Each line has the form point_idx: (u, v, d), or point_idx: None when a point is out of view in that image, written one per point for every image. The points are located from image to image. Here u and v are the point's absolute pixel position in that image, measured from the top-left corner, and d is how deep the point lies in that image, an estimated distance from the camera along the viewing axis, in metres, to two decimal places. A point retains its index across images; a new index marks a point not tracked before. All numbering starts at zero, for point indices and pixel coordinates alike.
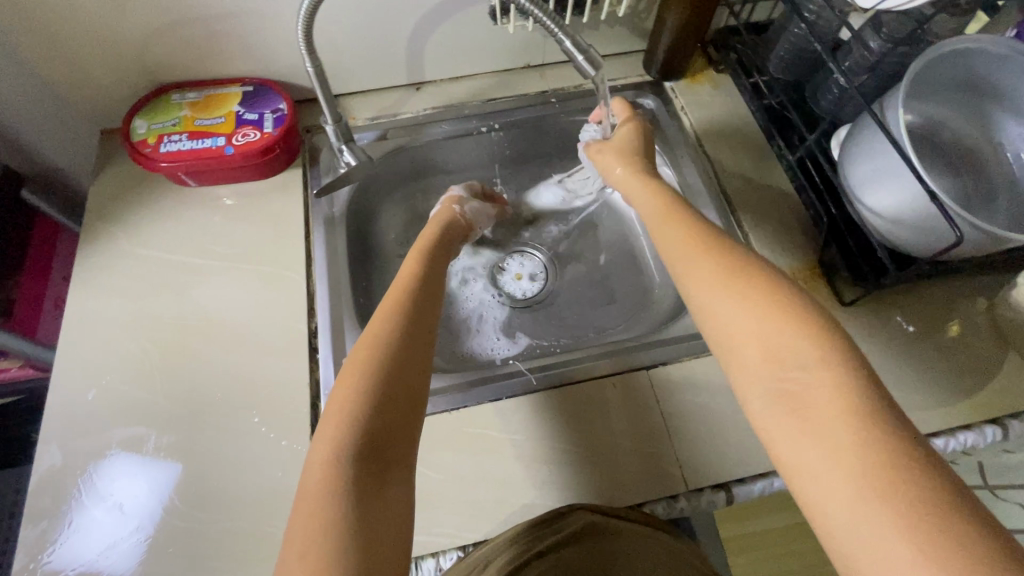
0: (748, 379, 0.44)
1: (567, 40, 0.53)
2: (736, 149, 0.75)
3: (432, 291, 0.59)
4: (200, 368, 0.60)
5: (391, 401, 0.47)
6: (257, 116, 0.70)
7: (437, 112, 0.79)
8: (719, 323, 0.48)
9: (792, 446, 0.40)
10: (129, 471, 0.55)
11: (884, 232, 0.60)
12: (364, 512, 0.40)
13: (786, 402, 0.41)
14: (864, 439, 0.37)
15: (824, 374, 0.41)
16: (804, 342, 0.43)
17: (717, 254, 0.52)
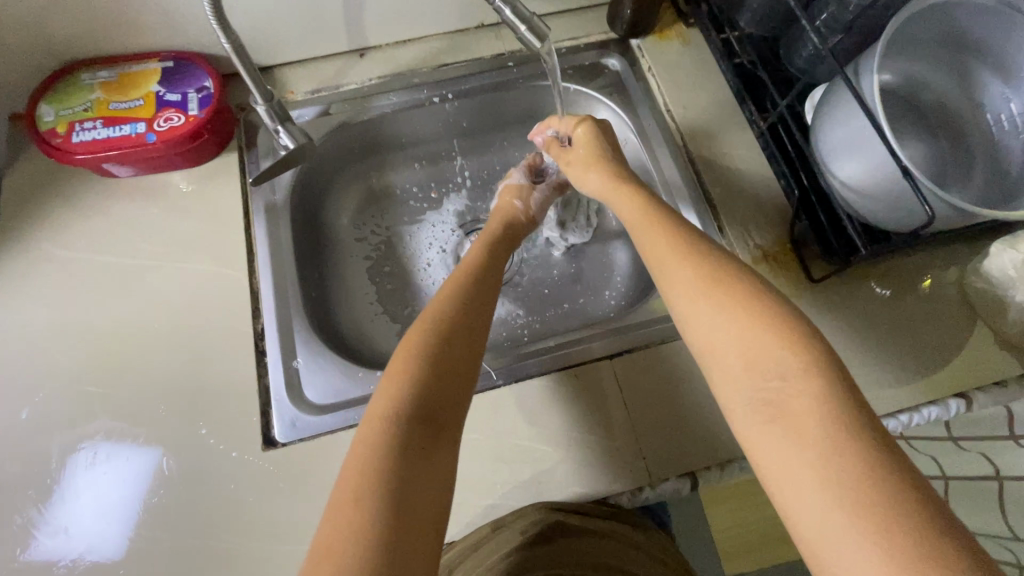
0: (729, 387, 0.43)
1: (507, 9, 0.48)
2: (707, 112, 0.70)
3: (493, 279, 0.60)
4: (141, 379, 0.57)
5: (448, 381, 0.49)
6: (180, 97, 0.63)
7: (385, 82, 0.73)
8: (699, 329, 0.46)
9: (772, 454, 0.39)
10: (107, 458, 0.54)
11: (856, 205, 0.57)
12: (409, 479, 0.42)
13: (766, 411, 0.40)
14: (846, 452, 0.36)
15: (807, 386, 0.40)
16: (783, 351, 0.41)
17: (698, 260, 0.49)
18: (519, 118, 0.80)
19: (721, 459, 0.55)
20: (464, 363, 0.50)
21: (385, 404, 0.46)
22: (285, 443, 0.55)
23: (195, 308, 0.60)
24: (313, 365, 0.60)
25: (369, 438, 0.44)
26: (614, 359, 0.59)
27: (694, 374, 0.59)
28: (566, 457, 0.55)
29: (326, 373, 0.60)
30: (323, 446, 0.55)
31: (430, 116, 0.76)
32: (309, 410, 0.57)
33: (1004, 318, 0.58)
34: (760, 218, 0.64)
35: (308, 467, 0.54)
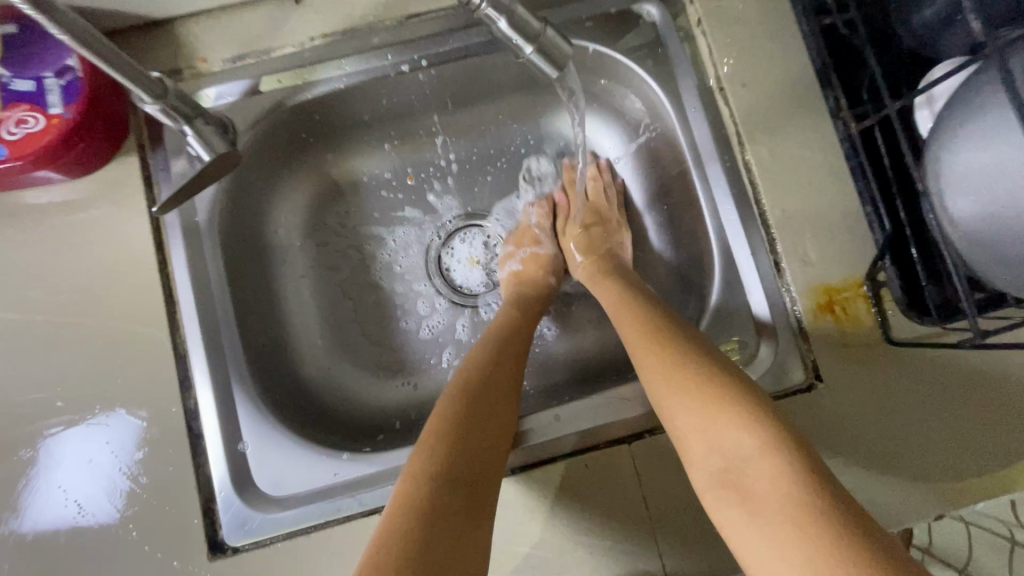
0: (701, 476, 0.40)
1: (504, 25, 0.35)
2: (775, 96, 0.51)
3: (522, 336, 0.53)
4: (48, 474, 0.46)
5: (481, 456, 0.42)
6: (34, 85, 0.45)
7: (330, 43, 0.53)
8: (669, 414, 0.43)
9: (752, 549, 0.36)
10: (89, 428, 0.47)
11: (979, 266, 0.40)
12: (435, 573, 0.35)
13: (736, 494, 0.37)
14: (826, 532, 0.33)
15: (768, 464, 0.37)
16: (743, 432, 0.38)
17: (663, 338, 0.46)
18: (518, 86, 0.60)
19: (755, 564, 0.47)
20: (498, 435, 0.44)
21: (412, 482, 0.39)
22: (235, 549, 0.46)
23: (105, 379, 0.48)
24: (265, 446, 0.49)
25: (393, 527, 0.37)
26: (631, 444, 0.49)
27: None
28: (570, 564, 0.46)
29: (281, 455, 0.49)
30: (279, 554, 0.46)
31: (398, 89, 0.56)
32: (263, 506, 0.47)
33: None
34: (831, 255, 0.49)
35: None
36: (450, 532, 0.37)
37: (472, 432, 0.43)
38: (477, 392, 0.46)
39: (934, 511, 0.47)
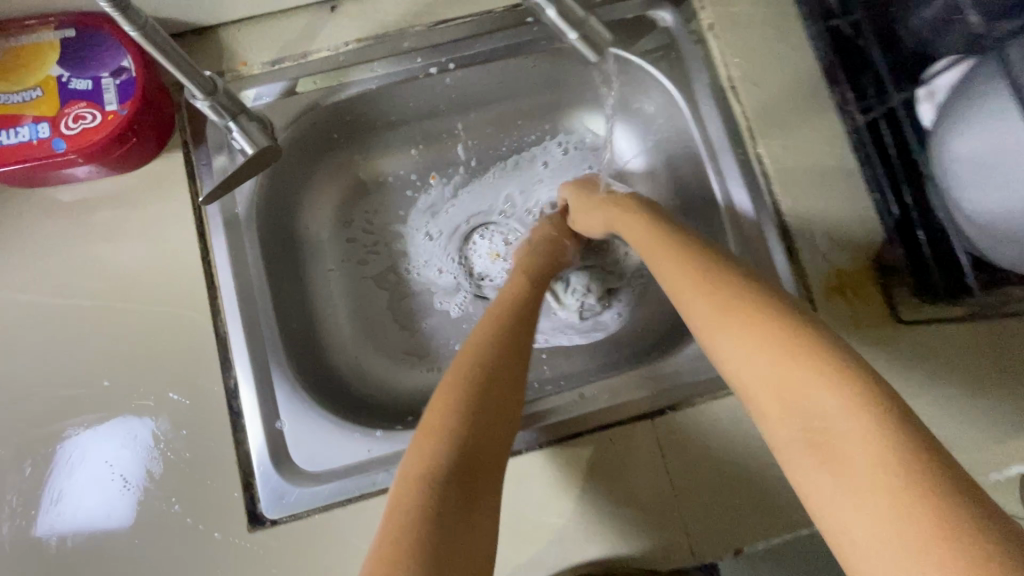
0: (776, 432, 0.35)
1: (552, 10, 0.47)
2: (788, 90, 0.54)
3: (535, 306, 0.53)
4: (95, 449, 0.48)
5: (491, 430, 0.43)
6: (91, 83, 0.47)
7: (364, 47, 0.56)
8: (738, 370, 0.37)
9: (837, 512, 0.31)
10: (107, 435, 0.49)
11: (975, 242, 0.44)
12: (452, 547, 0.36)
13: (816, 453, 0.32)
14: (921, 498, 0.28)
15: (855, 420, 0.31)
16: (826, 384, 0.33)
17: (721, 284, 0.41)
18: (539, 86, 0.63)
19: (771, 533, 0.49)
20: (509, 407, 0.45)
21: (419, 460, 0.40)
22: (273, 521, 0.48)
23: (150, 360, 0.50)
24: (302, 424, 0.51)
25: (403, 504, 0.37)
26: (653, 419, 0.51)
27: (746, 436, 0.50)
28: (594, 534, 0.48)
29: (316, 434, 0.51)
30: (317, 527, 0.48)
31: (426, 90, 0.59)
32: (299, 480, 0.49)
33: None
34: (842, 239, 0.51)
35: (299, 552, 0.47)
36: (459, 505, 0.38)
37: (483, 404, 0.43)
38: (488, 364, 0.46)
39: None
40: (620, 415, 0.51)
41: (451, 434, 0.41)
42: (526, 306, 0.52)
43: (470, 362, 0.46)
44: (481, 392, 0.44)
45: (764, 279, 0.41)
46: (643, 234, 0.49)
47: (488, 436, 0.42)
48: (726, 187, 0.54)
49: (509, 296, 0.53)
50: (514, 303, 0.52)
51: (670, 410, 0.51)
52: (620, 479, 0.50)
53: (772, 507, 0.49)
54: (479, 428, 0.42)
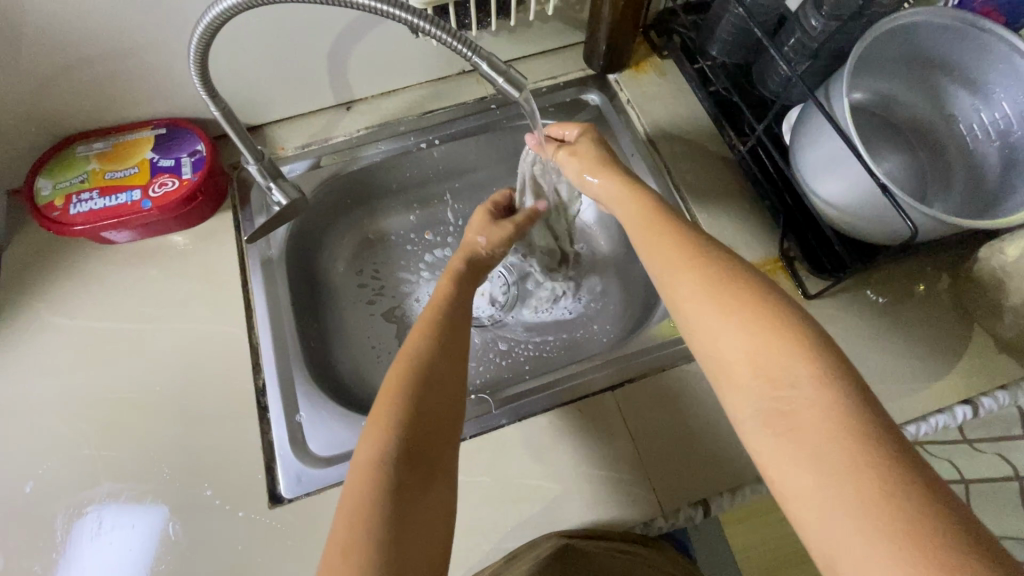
0: (739, 399, 0.41)
1: (483, 63, 0.49)
2: (689, 140, 0.72)
3: (466, 307, 0.58)
4: (145, 444, 0.57)
5: (435, 415, 0.46)
6: (174, 161, 0.66)
7: (371, 132, 0.75)
8: (714, 343, 0.43)
9: (783, 469, 0.37)
10: (117, 521, 0.54)
11: (837, 220, 0.58)
12: (403, 521, 0.40)
13: (774, 421, 0.38)
14: (867, 461, 0.34)
15: (819, 393, 0.37)
16: (794, 360, 0.39)
17: (704, 266, 0.46)
18: (506, 156, 0.81)
19: (729, 484, 0.55)
20: (450, 392, 0.49)
21: (375, 446, 0.43)
22: (291, 498, 0.55)
23: (195, 368, 0.61)
24: (318, 417, 0.60)
25: (355, 489, 0.42)
26: (614, 392, 0.60)
27: (694, 401, 0.59)
28: (571, 494, 0.55)
29: (330, 425, 0.60)
30: (330, 499, 0.55)
31: (419, 162, 0.77)
32: (314, 463, 0.57)
33: (1000, 323, 0.60)
34: (746, 239, 0.66)
35: (315, 523, 0.54)
36: (410, 485, 0.42)
37: (421, 395, 0.47)
38: (421, 362, 0.49)
39: None
40: (588, 390, 0.60)
41: (394, 425, 0.45)
42: (456, 307, 0.57)
43: (407, 362, 0.50)
44: (420, 383, 0.47)
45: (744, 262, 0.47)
46: (637, 218, 0.54)
47: (430, 421, 0.46)
48: None
49: (442, 300, 0.57)
50: (445, 305, 0.57)
51: (628, 383, 0.60)
52: (591, 445, 0.57)
53: (724, 460, 0.56)
54: (421, 415, 0.46)
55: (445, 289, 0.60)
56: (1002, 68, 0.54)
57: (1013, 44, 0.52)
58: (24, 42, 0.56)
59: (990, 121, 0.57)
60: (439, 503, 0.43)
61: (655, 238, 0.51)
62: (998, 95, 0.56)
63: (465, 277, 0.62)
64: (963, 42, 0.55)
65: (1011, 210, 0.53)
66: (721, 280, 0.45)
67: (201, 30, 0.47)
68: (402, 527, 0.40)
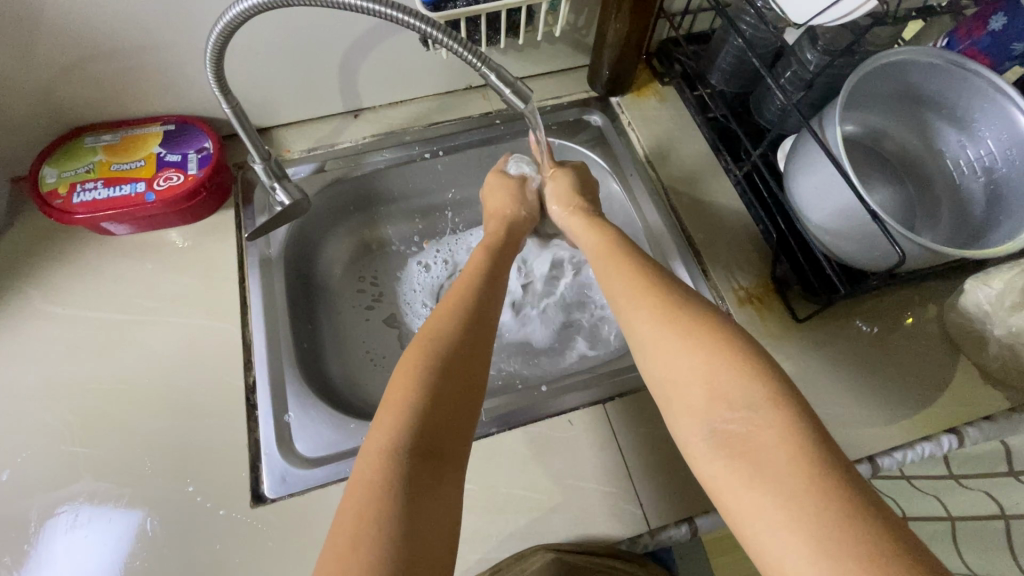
0: (691, 423, 0.43)
1: (492, 74, 0.50)
2: (686, 164, 0.74)
3: (496, 293, 0.58)
4: (129, 436, 0.57)
5: (457, 399, 0.47)
6: (180, 157, 0.67)
7: (377, 140, 0.76)
8: (666, 373, 0.45)
9: (739, 493, 0.38)
10: (92, 517, 0.53)
11: (831, 246, 0.59)
12: (417, 511, 0.40)
13: (730, 448, 0.40)
14: (822, 488, 0.36)
15: (774, 416, 0.39)
16: (745, 384, 0.41)
17: (656, 297, 0.50)
18: None
19: (716, 503, 0.55)
20: (473, 379, 0.49)
21: (386, 434, 0.43)
22: (274, 498, 0.55)
23: (187, 362, 0.61)
24: (306, 417, 0.60)
25: (367, 475, 0.41)
26: (605, 404, 0.60)
27: None
28: (558, 506, 0.55)
29: (318, 426, 0.60)
30: (313, 501, 0.54)
31: (422, 171, 0.79)
32: (300, 463, 0.57)
33: (984, 354, 0.61)
34: (738, 262, 0.68)
35: (296, 526, 0.53)
36: (421, 475, 0.41)
37: (449, 377, 0.47)
38: (446, 346, 0.49)
39: (856, 451, 0.58)
40: (579, 402, 0.60)
41: (415, 407, 0.44)
42: (489, 293, 0.57)
43: (435, 342, 0.50)
44: (442, 368, 0.47)
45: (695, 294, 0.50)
46: (602, 249, 0.59)
47: (450, 407, 0.46)
48: (655, 243, 0.70)
49: (471, 285, 0.57)
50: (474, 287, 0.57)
51: (618, 397, 0.60)
52: (580, 458, 0.57)
53: None
54: (442, 399, 0.46)
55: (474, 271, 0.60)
56: (986, 107, 0.56)
57: (994, 84, 0.54)
58: (43, 33, 0.57)
59: (975, 158, 0.59)
60: (451, 492, 0.43)
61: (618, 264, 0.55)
62: (983, 133, 0.58)
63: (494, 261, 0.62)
64: (951, 82, 0.57)
65: (994, 243, 0.55)
66: (677, 310, 0.48)
67: (219, 28, 0.49)
68: (413, 518, 0.39)
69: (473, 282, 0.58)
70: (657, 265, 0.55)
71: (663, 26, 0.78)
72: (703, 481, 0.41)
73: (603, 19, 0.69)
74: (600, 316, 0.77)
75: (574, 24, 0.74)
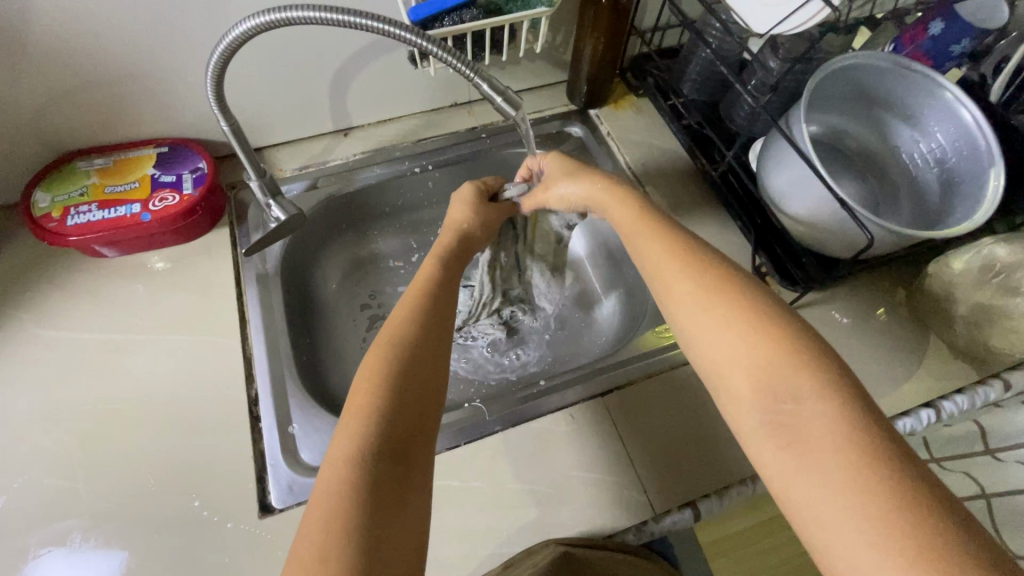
0: (740, 409, 0.43)
1: (484, 83, 0.54)
2: (665, 170, 0.78)
3: (450, 291, 0.58)
4: (129, 456, 0.56)
5: (413, 408, 0.46)
6: (175, 178, 0.68)
7: (367, 156, 0.79)
8: (716, 356, 0.45)
9: (790, 480, 0.38)
10: (78, 559, 0.51)
11: (804, 236, 0.63)
12: (382, 526, 0.39)
13: (781, 436, 0.40)
14: (872, 474, 0.36)
15: (825, 407, 0.39)
16: (795, 371, 0.41)
17: (699, 274, 0.49)
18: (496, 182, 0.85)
19: (717, 486, 0.57)
20: (432, 387, 0.48)
21: (348, 446, 0.42)
22: (282, 508, 0.54)
23: (186, 378, 0.61)
24: (310, 426, 0.60)
25: (331, 482, 0.40)
26: (605, 397, 0.62)
27: (680, 407, 0.61)
28: (566, 497, 0.56)
29: (324, 434, 0.60)
30: None
31: (412, 185, 0.81)
32: (307, 471, 0.57)
33: (952, 331, 0.65)
34: (720, 257, 0.71)
35: None
36: (391, 484, 0.41)
37: (407, 387, 0.46)
38: (413, 348, 0.49)
39: None
40: (578, 397, 0.62)
41: (381, 411, 0.44)
42: (442, 290, 0.57)
43: (396, 350, 0.49)
44: (405, 373, 0.47)
45: (741, 271, 0.50)
46: (629, 227, 0.56)
47: (412, 413, 0.45)
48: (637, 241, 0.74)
49: (433, 283, 0.57)
50: (430, 292, 0.56)
51: (615, 390, 0.62)
52: (583, 449, 0.59)
53: (711, 464, 0.58)
54: (403, 407, 0.45)
55: (432, 271, 0.59)
56: (934, 104, 0.62)
57: (939, 83, 0.60)
58: (35, 61, 0.58)
59: (927, 150, 0.64)
60: (421, 503, 0.42)
61: (651, 241, 0.54)
62: (932, 127, 0.63)
63: (452, 261, 0.61)
64: (903, 80, 0.62)
65: (952, 224, 0.59)
66: (723, 293, 0.47)
67: (222, 48, 0.51)
68: (382, 529, 0.38)
69: (423, 286, 0.57)
70: (706, 245, 0.53)
71: (635, 43, 0.83)
72: (756, 465, 0.42)
73: (580, 36, 0.74)
74: (591, 316, 0.80)
75: (553, 42, 0.78)
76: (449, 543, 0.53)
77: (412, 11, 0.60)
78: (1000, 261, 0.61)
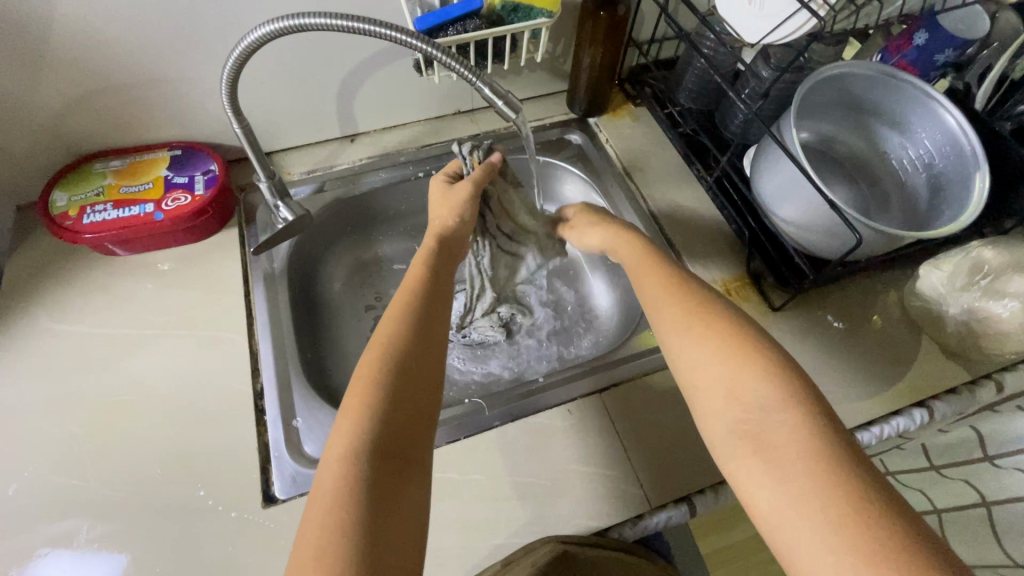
0: (710, 413, 0.44)
1: (485, 88, 0.56)
2: (661, 176, 0.80)
3: (443, 291, 0.58)
4: (136, 447, 0.57)
5: (411, 408, 0.47)
6: (187, 179, 0.70)
7: (372, 161, 0.81)
8: (689, 364, 0.47)
9: (755, 485, 0.40)
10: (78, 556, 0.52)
11: (796, 238, 0.65)
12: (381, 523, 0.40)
13: (749, 441, 0.41)
14: (831, 477, 0.37)
15: (789, 415, 0.41)
16: (763, 377, 0.43)
17: (681, 292, 0.52)
18: None
19: (712, 481, 0.58)
20: (427, 387, 0.49)
21: (346, 445, 0.43)
22: (285, 498, 0.56)
23: (194, 373, 0.63)
24: (313, 420, 0.62)
25: (333, 480, 0.41)
26: (602, 393, 0.63)
27: (676, 404, 0.63)
28: (564, 491, 0.57)
29: (327, 428, 0.61)
30: None
31: (415, 190, 0.83)
32: (310, 463, 0.58)
33: (944, 332, 0.66)
34: (715, 260, 0.73)
35: None
36: (388, 483, 0.42)
37: (404, 386, 0.47)
38: (410, 347, 0.50)
39: None
40: (576, 393, 0.63)
41: (379, 409, 0.45)
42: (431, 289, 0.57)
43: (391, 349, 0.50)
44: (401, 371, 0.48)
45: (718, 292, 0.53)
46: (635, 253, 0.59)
47: (410, 412, 0.47)
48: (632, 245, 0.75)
49: (420, 283, 0.58)
50: (421, 292, 0.57)
51: (612, 387, 0.64)
52: (580, 444, 0.60)
53: (706, 460, 0.59)
54: (399, 407, 0.46)
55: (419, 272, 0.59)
56: (920, 112, 0.64)
57: (924, 93, 0.62)
58: (57, 67, 0.61)
59: (915, 156, 0.66)
60: (418, 499, 0.44)
61: (642, 263, 0.57)
62: (919, 134, 0.65)
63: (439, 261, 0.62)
64: (890, 88, 0.64)
65: (940, 226, 0.61)
66: (703, 308, 0.50)
67: (237, 54, 0.53)
68: (381, 527, 0.40)
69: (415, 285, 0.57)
70: (688, 268, 0.56)
71: (632, 54, 0.85)
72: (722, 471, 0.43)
73: (579, 47, 0.77)
74: (590, 318, 0.82)
75: (553, 52, 0.81)
76: (447, 534, 0.54)
77: (418, 20, 0.63)
78: (989, 263, 0.63)
